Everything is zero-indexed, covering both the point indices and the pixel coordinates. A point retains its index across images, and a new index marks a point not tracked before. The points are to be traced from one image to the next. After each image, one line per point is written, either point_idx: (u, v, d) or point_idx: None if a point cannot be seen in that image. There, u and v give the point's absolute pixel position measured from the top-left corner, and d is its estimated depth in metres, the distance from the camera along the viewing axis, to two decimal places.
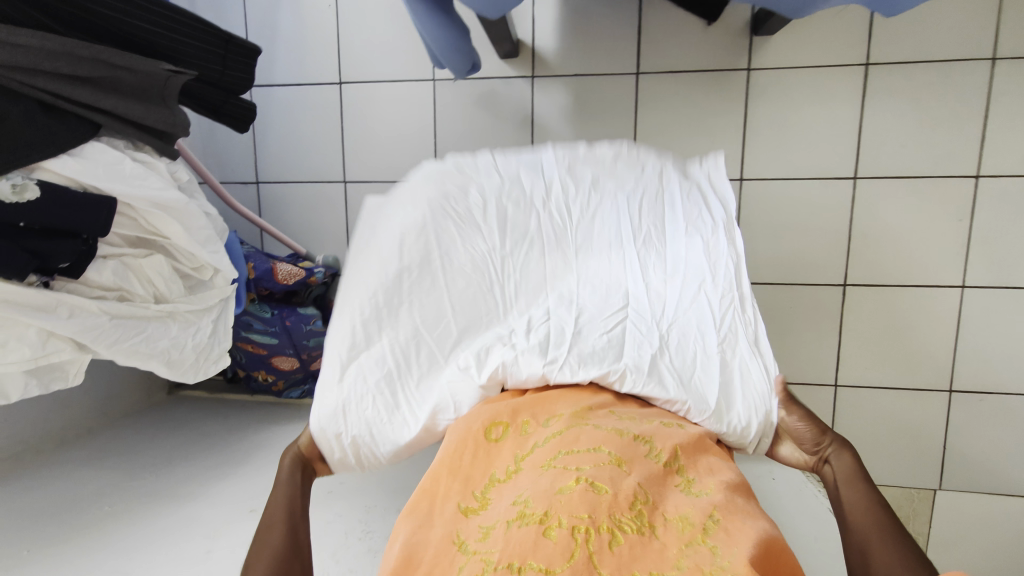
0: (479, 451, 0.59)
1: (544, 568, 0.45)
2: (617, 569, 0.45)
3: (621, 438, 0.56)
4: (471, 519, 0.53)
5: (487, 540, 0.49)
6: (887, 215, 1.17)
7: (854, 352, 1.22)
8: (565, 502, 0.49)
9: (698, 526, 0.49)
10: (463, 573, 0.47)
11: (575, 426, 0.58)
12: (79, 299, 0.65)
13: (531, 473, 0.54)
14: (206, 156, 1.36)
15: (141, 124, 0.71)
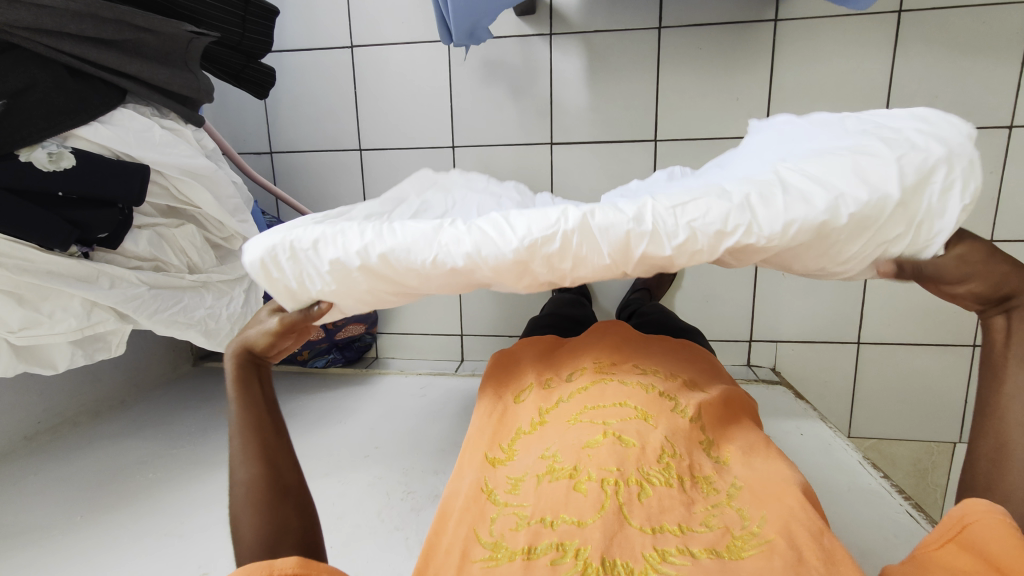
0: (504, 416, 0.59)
1: (576, 521, 0.44)
2: (647, 521, 0.44)
3: (648, 393, 0.55)
4: (498, 468, 0.53)
5: (516, 491, 0.49)
6: None
7: (878, 310, 1.22)
8: (594, 455, 0.48)
9: (721, 484, 0.48)
10: (494, 525, 0.46)
11: (600, 383, 0.57)
12: (118, 269, 0.65)
13: (558, 428, 0.54)
14: (217, 126, 1.33)
15: (165, 90, 0.69)
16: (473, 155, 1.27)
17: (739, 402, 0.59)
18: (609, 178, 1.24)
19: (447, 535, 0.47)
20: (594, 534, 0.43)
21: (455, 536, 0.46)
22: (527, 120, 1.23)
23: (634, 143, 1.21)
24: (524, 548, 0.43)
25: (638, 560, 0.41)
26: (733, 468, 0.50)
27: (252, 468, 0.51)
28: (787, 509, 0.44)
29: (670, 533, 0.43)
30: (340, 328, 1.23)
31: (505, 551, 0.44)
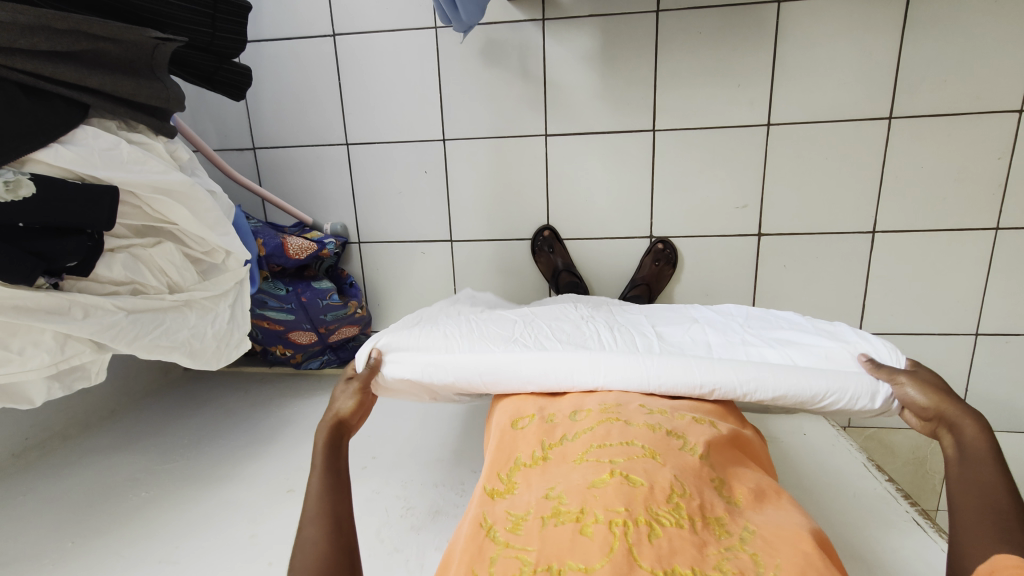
0: (507, 446, 0.58)
1: (583, 567, 0.41)
2: (659, 563, 0.41)
3: (655, 432, 0.54)
4: (498, 505, 0.51)
5: (518, 531, 0.47)
6: (922, 156, 1.11)
7: (879, 300, 1.20)
8: (600, 495, 0.46)
9: (733, 528, 0.46)
10: (495, 568, 0.44)
11: (605, 422, 0.56)
12: (91, 297, 0.61)
13: (562, 467, 0.52)
14: (196, 121, 1.28)
15: (131, 101, 0.65)
16: (465, 148, 1.22)
17: (747, 443, 0.58)
18: (607, 170, 1.20)
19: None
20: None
21: None
22: (521, 111, 1.18)
23: (632, 133, 1.17)
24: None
25: None
26: (749, 512, 0.48)
27: (318, 535, 0.53)
28: (809, 557, 0.42)
29: None
30: (334, 332, 1.13)
31: None
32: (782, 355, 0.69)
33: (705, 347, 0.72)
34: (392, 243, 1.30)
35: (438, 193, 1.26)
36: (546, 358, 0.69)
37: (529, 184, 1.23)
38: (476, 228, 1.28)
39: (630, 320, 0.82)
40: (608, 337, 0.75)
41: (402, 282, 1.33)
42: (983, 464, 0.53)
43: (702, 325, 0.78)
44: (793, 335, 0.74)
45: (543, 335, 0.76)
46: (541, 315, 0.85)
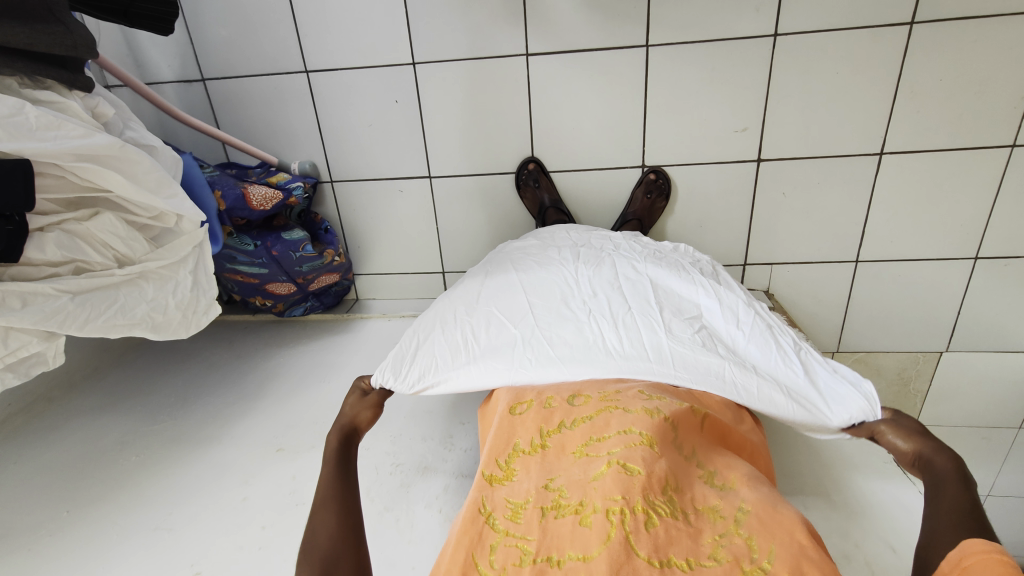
0: (504, 429, 0.56)
1: (581, 556, 0.41)
2: (655, 552, 0.40)
3: (653, 417, 0.51)
4: (496, 489, 0.49)
5: (518, 519, 0.45)
6: (942, 68, 1.00)
7: (880, 227, 1.15)
8: (599, 487, 0.45)
9: (722, 524, 0.44)
10: (495, 557, 0.42)
11: (605, 410, 0.54)
12: (27, 285, 0.56)
13: (561, 459, 0.51)
14: (134, 50, 1.13)
15: (30, 52, 0.55)
16: (438, 73, 1.10)
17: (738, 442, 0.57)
18: (594, 95, 1.09)
19: (445, 564, 0.44)
20: (600, 567, 0.39)
21: (453, 565, 0.42)
22: (497, 27, 1.05)
23: (620, 50, 1.05)
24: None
25: None
26: (746, 495, 0.46)
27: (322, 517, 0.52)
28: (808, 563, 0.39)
29: (678, 568, 0.40)
30: (314, 282, 1.09)
31: None
32: (776, 393, 0.64)
33: (696, 353, 0.66)
34: (366, 181, 1.22)
35: (411, 125, 1.15)
36: (534, 373, 0.65)
37: (510, 112, 1.12)
38: (455, 162, 1.18)
39: (622, 296, 0.76)
40: (597, 332, 0.69)
41: (381, 222, 1.26)
42: (955, 484, 0.50)
43: (697, 319, 0.73)
44: (799, 362, 0.68)
45: (526, 329, 0.71)
46: (537, 293, 0.77)
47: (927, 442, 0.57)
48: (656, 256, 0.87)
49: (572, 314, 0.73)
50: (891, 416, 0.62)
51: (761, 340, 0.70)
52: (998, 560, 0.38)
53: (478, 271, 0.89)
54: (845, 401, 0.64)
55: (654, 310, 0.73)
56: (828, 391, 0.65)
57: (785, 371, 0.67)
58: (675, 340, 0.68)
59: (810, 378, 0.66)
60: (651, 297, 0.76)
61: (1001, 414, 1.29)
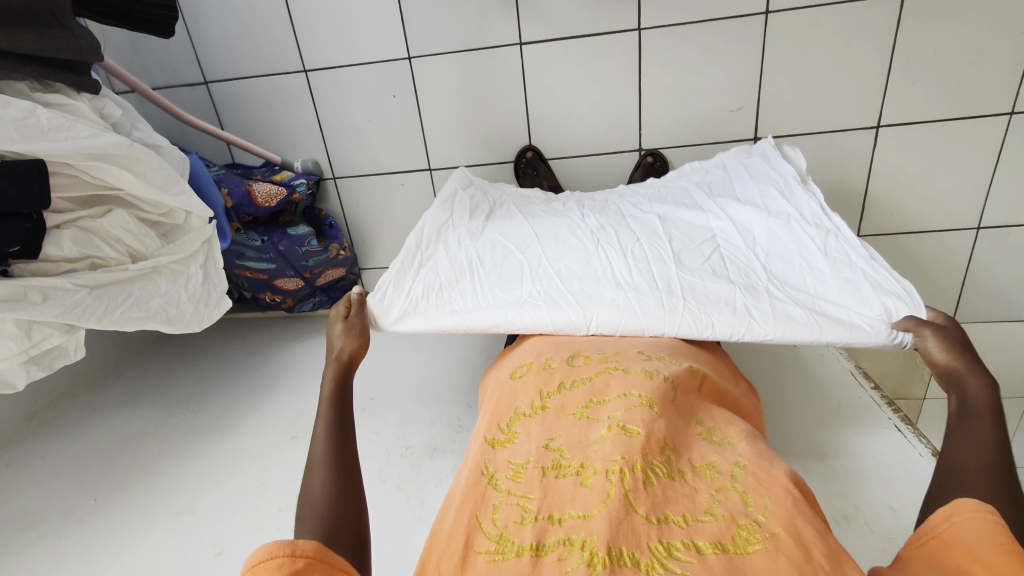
0: (506, 394, 0.57)
1: (582, 515, 0.41)
2: (653, 511, 0.41)
3: (653, 379, 0.53)
4: (498, 451, 0.50)
5: (519, 479, 0.46)
6: (936, 38, 1.00)
7: (879, 201, 1.15)
8: (599, 450, 0.46)
9: (721, 480, 0.44)
10: (497, 515, 0.43)
11: (604, 371, 0.56)
12: (46, 280, 0.59)
13: (560, 418, 0.52)
14: (139, 55, 1.16)
15: (39, 57, 0.58)
16: (434, 66, 1.12)
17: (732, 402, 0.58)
18: (588, 81, 1.10)
19: (446, 523, 0.44)
20: (600, 526, 0.40)
21: (456, 524, 0.43)
22: (490, 17, 1.06)
23: (613, 34, 1.05)
24: (531, 544, 0.40)
25: (644, 553, 0.38)
26: (743, 452, 0.47)
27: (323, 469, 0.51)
28: (806, 521, 0.40)
29: (675, 524, 0.41)
30: (320, 276, 1.11)
31: (511, 546, 0.40)
32: (791, 311, 0.66)
33: (706, 288, 0.69)
34: (368, 176, 1.24)
35: (410, 119, 1.17)
36: (543, 319, 0.68)
37: (506, 101, 1.14)
38: (454, 154, 1.20)
39: (631, 238, 0.79)
40: (607, 273, 0.73)
41: (384, 216, 1.28)
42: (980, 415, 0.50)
43: (706, 251, 0.75)
44: (813, 283, 0.69)
45: (536, 272, 0.75)
46: (547, 241, 0.80)
47: (967, 361, 0.56)
48: (664, 195, 0.89)
49: (581, 257, 0.76)
50: (949, 326, 0.61)
51: (772, 269, 0.72)
52: (993, 533, 0.36)
53: (486, 211, 0.91)
54: (867, 316, 0.64)
55: (663, 250, 0.76)
56: (852, 305, 0.66)
57: (798, 292, 0.68)
58: (686, 278, 0.71)
59: (830, 296, 0.67)
60: (659, 237, 0.79)
61: (1009, 385, 1.29)
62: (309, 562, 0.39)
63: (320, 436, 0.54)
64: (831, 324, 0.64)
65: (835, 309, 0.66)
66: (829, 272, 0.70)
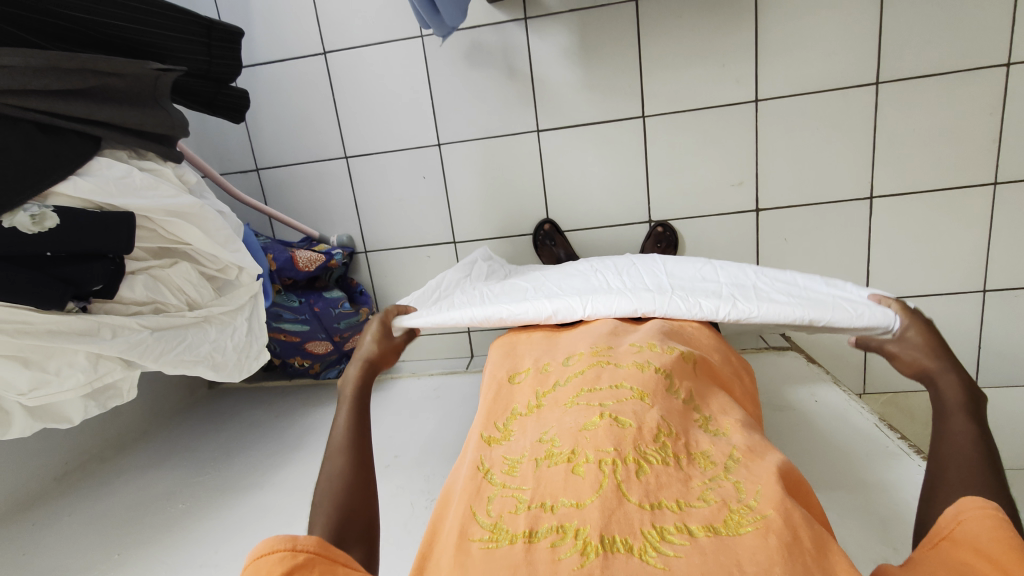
0: (504, 396, 0.62)
1: (574, 502, 0.44)
2: (645, 497, 0.44)
3: (644, 372, 0.56)
4: (495, 448, 0.53)
5: (514, 474, 0.49)
6: (913, 118, 1.11)
7: (883, 266, 1.21)
8: (591, 437, 0.48)
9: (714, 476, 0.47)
10: (493, 506, 0.46)
11: (597, 365, 0.59)
12: (117, 318, 0.65)
13: (555, 412, 0.55)
14: (202, 148, 1.33)
15: (138, 131, 0.68)
16: (462, 151, 1.25)
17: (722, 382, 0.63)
18: (600, 161, 1.22)
19: (449, 520, 0.47)
20: (591, 514, 0.42)
21: (454, 516, 0.46)
22: (512, 109, 1.21)
23: (622, 121, 1.19)
24: (525, 531, 0.42)
25: (637, 536, 0.41)
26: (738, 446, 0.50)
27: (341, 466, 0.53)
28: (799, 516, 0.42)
29: (668, 509, 0.43)
30: (349, 340, 1.16)
31: (506, 534, 0.42)
32: (771, 301, 0.74)
33: (694, 291, 0.78)
34: (397, 249, 1.34)
35: (438, 197, 1.29)
36: (546, 307, 0.75)
37: (526, 180, 1.26)
38: (477, 227, 1.30)
39: (625, 264, 0.89)
40: (604, 283, 0.82)
41: (410, 286, 1.36)
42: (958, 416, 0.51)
43: (692, 268, 0.85)
44: (789, 284, 0.78)
45: (540, 287, 0.84)
46: (549, 271, 0.90)
47: (940, 359, 0.57)
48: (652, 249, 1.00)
49: (580, 277, 0.86)
50: (910, 323, 0.62)
51: (752, 278, 0.81)
52: (999, 530, 0.39)
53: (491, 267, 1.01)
54: (839, 301, 0.72)
55: (653, 268, 0.86)
56: (825, 297, 0.74)
57: (778, 292, 0.77)
58: (676, 284, 0.80)
59: (805, 293, 0.76)
60: (650, 261, 0.88)
61: None
62: (309, 557, 0.41)
63: (339, 431, 0.56)
64: (809, 309, 0.72)
65: (810, 298, 0.74)
66: (797, 281, 0.79)
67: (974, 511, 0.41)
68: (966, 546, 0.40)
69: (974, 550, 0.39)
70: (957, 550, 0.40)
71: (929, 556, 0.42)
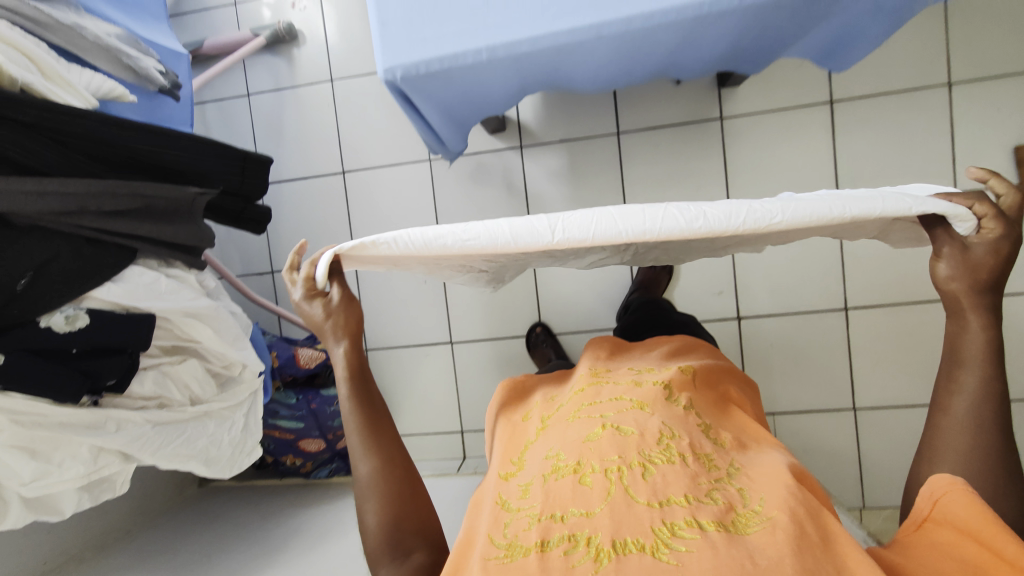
0: (513, 434, 0.63)
1: (584, 512, 0.46)
2: (653, 497, 0.46)
3: (643, 388, 0.58)
4: (511, 480, 0.55)
5: (528, 495, 0.50)
6: (875, 237, 1.22)
7: (865, 374, 1.25)
8: (595, 448, 0.51)
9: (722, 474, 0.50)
10: (509, 528, 0.48)
11: (595, 385, 0.61)
12: (124, 412, 0.70)
13: (561, 427, 0.56)
14: (224, 252, 1.44)
15: (172, 243, 0.77)
16: None
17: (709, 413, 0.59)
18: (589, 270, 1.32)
19: (473, 547, 0.50)
20: (602, 522, 0.45)
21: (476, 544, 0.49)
22: None
23: None
24: (537, 542, 0.45)
25: (647, 534, 0.43)
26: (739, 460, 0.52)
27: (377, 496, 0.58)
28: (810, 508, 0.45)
29: (677, 504, 0.45)
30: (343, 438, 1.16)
31: (519, 551, 0.45)
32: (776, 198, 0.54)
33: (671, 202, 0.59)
34: (397, 348, 1.40)
35: (437, 298, 1.37)
36: (503, 226, 0.54)
37: (520, 286, 1.34)
38: (475, 329, 1.37)
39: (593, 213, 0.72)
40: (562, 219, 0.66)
41: (407, 385, 1.40)
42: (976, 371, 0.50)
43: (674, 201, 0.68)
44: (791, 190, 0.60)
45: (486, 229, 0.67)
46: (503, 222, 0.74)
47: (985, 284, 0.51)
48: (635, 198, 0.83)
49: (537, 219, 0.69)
50: (999, 234, 0.50)
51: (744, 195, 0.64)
52: (982, 514, 0.42)
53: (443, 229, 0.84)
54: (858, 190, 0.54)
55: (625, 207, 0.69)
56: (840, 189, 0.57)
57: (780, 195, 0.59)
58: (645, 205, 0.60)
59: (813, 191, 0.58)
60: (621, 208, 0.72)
61: None
62: None
63: (360, 449, 0.60)
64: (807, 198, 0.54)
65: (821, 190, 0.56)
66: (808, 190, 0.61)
67: (960, 490, 0.44)
68: (955, 523, 0.43)
69: (962, 527, 0.43)
70: (944, 520, 0.44)
71: (914, 538, 0.46)
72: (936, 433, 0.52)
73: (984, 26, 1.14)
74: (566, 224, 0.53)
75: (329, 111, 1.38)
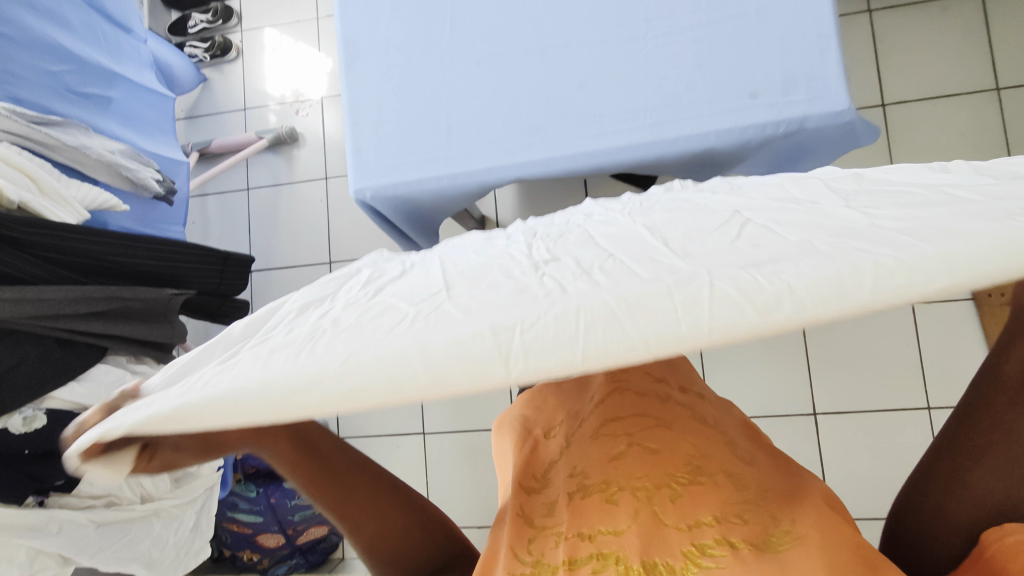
0: (526, 446, 0.57)
1: (612, 530, 0.46)
2: (682, 520, 0.47)
3: (666, 406, 0.56)
4: (533, 495, 0.52)
5: (553, 513, 0.49)
6: (839, 343, 1.25)
7: (839, 482, 1.23)
8: (621, 468, 0.51)
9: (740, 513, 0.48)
10: (534, 545, 0.47)
11: (615, 392, 0.56)
12: (68, 512, 0.70)
13: (582, 443, 0.54)
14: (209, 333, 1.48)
15: (144, 340, 0.81)
16: None
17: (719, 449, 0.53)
18: None
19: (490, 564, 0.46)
20: (631, 542, 0.45)
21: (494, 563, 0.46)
22: None
23: None
24: (564, 561, 0.44)
25: (677, 558, 0.44)
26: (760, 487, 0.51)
27: None
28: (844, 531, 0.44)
29: (705, 526, 0.46)
30: (301, 533, 1.16)
31: (547, 569, 0.45)
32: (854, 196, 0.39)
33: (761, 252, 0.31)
34: (370, 438, 1.39)
35: None
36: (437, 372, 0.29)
37: None
38: (448, 420, 1.37)
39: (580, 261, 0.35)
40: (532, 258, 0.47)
41: None
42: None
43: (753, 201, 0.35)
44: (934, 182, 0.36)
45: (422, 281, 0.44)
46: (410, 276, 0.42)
47: None
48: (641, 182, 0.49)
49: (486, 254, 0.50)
50: None
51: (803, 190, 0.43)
52: None
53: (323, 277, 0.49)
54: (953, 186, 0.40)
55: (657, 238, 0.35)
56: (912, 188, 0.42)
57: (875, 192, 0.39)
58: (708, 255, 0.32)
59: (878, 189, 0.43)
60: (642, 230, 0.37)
61: None
62: None
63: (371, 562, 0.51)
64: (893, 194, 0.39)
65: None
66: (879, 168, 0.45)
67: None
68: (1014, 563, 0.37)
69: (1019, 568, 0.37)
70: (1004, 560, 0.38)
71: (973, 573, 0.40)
72: (978, 448, 0.41)
73: (926, 153, 1.23)
74: (510, 327, 0.29)
75: (322, 205, 1.48)
